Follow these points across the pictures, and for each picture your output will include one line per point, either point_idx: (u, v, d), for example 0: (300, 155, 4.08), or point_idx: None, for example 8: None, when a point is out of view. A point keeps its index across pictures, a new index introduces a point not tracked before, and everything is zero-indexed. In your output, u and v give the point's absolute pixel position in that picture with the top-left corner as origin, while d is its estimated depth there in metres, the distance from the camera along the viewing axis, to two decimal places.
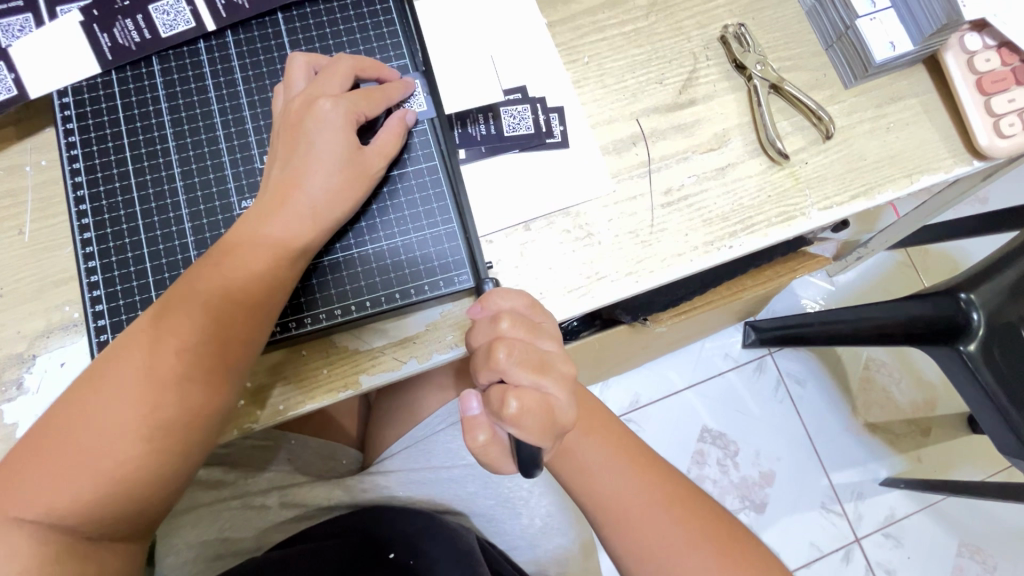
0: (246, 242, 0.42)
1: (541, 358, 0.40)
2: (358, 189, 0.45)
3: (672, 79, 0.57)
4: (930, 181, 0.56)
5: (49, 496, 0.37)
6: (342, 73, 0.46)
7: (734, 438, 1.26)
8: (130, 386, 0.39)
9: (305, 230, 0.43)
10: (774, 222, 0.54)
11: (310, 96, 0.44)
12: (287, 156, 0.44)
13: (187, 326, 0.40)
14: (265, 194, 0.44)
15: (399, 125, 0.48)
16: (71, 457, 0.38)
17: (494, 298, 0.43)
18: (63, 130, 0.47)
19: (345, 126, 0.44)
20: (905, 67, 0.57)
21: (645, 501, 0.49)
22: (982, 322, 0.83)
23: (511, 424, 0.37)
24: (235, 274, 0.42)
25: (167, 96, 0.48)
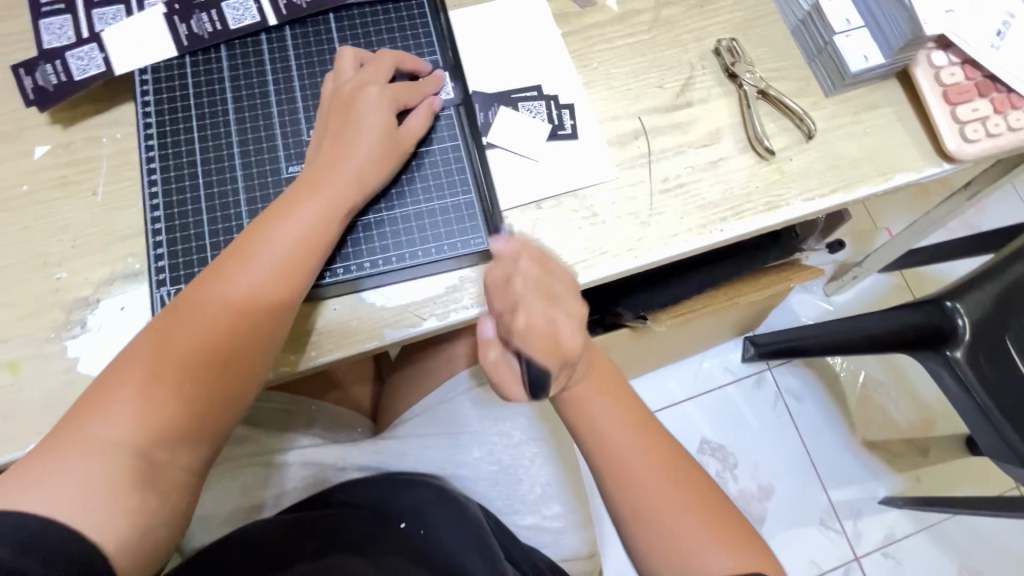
0: (293, 205, 0.48)
1: (552, 293, 0.47)
2: (391, 162, 0.52)
3: (670, 84, 0.64)
4: (902, 179, 0.62)
5: (126, 420, 0.42)
6: (385, 66, 0.54)
7: (733, 450, 1.28)
8: (192, 328, 0.45)
9: (346, 196, 0.50)
10: (761, 210, 0.60)
11: (360, 82, 0.52)
12: (336, 132, 0.51)
13: (242, 275, 0.46)
14: (313, 165, 0.50)
15: (429, 110, 0.55)
16: (149, 386, 0.43)
17: (516, 237, 0.48)
18: (140, 101, 0.55)
19: (388, 108, 0.52)
20: (879, 79, 0.64)
21: (644, 461, 0.52)
22: (967, 328, 0.85)
23: (521, 338, 0.44)
24: (284, 232, 0.48)
25: (231, 77, 0.56)
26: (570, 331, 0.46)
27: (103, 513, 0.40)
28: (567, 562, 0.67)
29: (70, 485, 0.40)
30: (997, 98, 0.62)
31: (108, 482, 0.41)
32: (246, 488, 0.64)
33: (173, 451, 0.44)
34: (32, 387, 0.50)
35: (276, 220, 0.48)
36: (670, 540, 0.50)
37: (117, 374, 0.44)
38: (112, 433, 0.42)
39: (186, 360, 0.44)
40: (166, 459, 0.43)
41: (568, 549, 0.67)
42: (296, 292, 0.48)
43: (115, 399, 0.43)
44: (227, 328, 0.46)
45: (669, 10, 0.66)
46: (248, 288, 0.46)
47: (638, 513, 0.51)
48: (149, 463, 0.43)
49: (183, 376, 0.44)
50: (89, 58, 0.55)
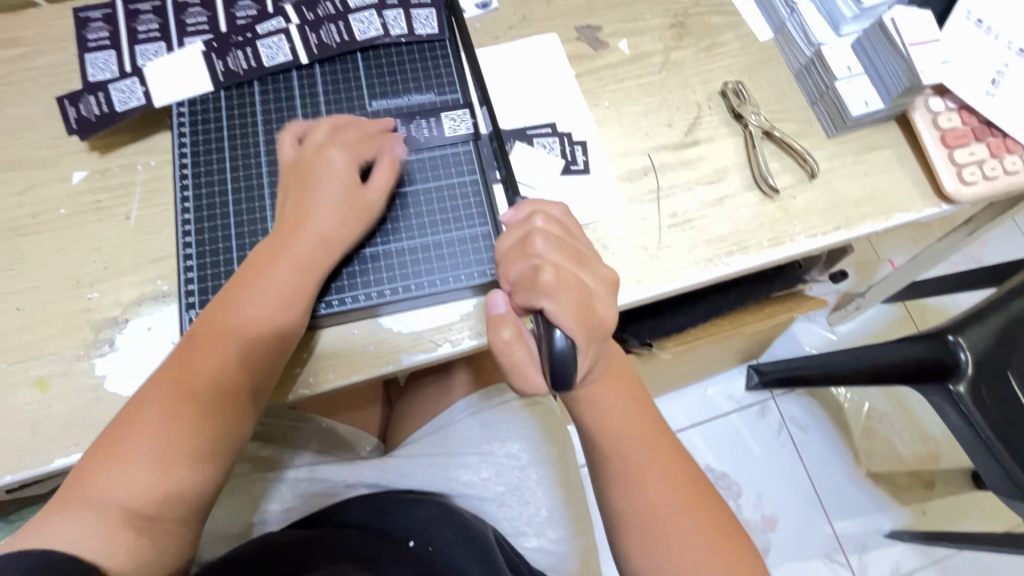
0: (266, 263, 0.50)
1: (578, 253, 0.43)
2: (359, 221, 0.53)
3: (679, 124, 0.67)
4: (902, 218, 0.64)
5: (116, 477, 0.45)
6: (344, 126, 0.55)
7: (737, 479, 1.28)
8: (180, 392, 0.48)
9: (312, 254, 0.51)
10: (766, 246, 0.62)
11: (317, 146, 0.53)
12: (300, 195, 0.52)
13: (224, 333, 0.49)
14: (280, 225, 0.52)
15: (393, 165, 0.55)
16: (137, 443, 0.46)
17: (532, 203, 0.47)
18: (177, 132, 0.58)
19: (348, 167, 0.53)
20: (879, 123, 0.67)
21: (653, 471, 0.50)
22: (970, 362, 0.86)
23: (545, 293, 0.40)
24: (260, 291, 0.49)
25: (263, 112, 0.59)
26: (598, 290, 0.43)
27: (108, 557, 0.43)
28: None
29: (73, 533, 0.43)
30: (993, 142, 0.65)
31: (109, 530, 0.44)
32: (256, 504, 0.65)
33: (169, 495, 0.47)
34: (60, 403, 0.52)
35: (256, 278, 0.50)
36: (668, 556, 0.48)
37: (115, 429, 0.47)
38: (105, 488, 0.45)
39: (178, 411, 0.47)
40: (160, 510, 0.46)
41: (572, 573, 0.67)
42: (282, 343, 0.50)
43: (110, 454, 0.46)
44: (212, 381, 0.48)
45: (678, 53, 0.70)
46: (233, 344, 0.49)
47: (639, 522, 0.49)
48: (140, 513, 0.46)
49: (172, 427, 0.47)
50: (130, 90, 0.58)
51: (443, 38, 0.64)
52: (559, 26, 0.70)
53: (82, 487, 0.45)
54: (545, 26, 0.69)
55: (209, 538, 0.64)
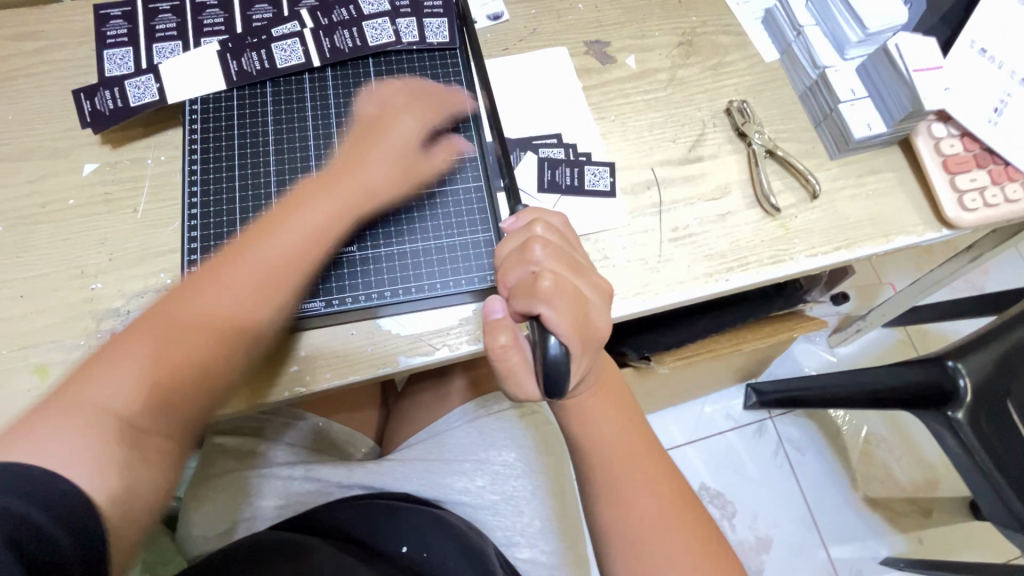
0: (308, 203, 0.52)
1: (575, 261, 0.43)
2: (404, 184, 0.57)
3: (683, 140, 0.68)
4: (903, 241, 0.65)
5: (118, 385, 0.41)
6: (402, 92, 0.59)
7: (732, 499, 1.27)
8: (196, 306, 0.46)
9: (355, 202, 0.54)
10: (766, 263, 0.63)
11: (390, 110, 0.57)
12: (362, 149, 0.56)
13: (255, 261, 0.48)
14: (331, 171, 0.55)
15: (455, 146, 0.60)
16: (145, 354, 0.43)
17: (529, 211, 0.48)
18: (189, 129, 0.59)
19: (412, 136, 0.57)
20: (882, 146, 0.68)
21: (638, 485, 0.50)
22: (969, 390, 0.86)
23: (544, 300, 0.40)
24: (298, 224, 0.51)
25: (274, 112, 0.60)
26: (595, 300, 0.43)
27: (95, 476, 0.38)
28: None
29: (59, 452, 0.37)
30: (995, 170, 0.65)
31: (98, 444, 0.39)
32: (249, 501, 0.65)
33: (156, 422, 0.42)
34: None
35: (288, 216, 0.51)
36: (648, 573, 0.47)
37: (113, 346, 0.43)
38: (102, 400, 0.40)
39: (181, 340, 0.44)
40: (152, 423, 0.42)
41: None
42: (297, 274, 0.50)
43: (107, 369, 0.42)
44: (234, 302, 0.47)
45: (684, 71, 0.71)
46: (263, 268, 0.48)
47: (621, 532, 0.49)
48: (132, 433, 0.41)
49: (173, 350, 0.44)
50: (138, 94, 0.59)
51: (454, 48, 0.65)
52: (568, 39, 0.71)
53: (71, 406, 0.40)
54: (554, 39, 0.71)
55: (198, 534, 0.64)
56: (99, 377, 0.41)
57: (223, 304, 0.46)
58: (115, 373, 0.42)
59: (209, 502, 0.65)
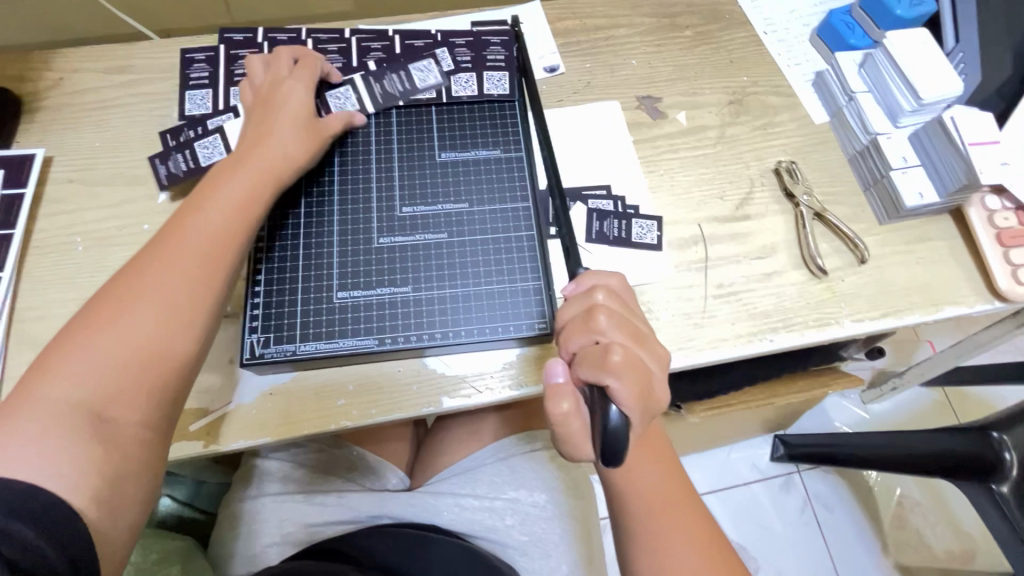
0: (224, 179, 0.54)
1: (637, 330, 0.44)
2: (315, 145, 0.59)
3: (730, 197, 0.69)
4: (953, 311, 0.64)
5: (66, 382, 0.43)
6: (284, 62, 0.62)
7: (755, 556, 1.22)
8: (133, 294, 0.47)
9: (272, 167, 0.55)
10: (811, 325, 0.63)
11: (274, 79, 0.60)
12: (263, 118, 0.58)
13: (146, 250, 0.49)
14: (240, 146, 0.57)
15: (348, 117, 0.62)
16: (86, 347, 0.44)
17: (588, 277, 0.48)
18: None
19: (301, 97, 0.59)
20: (932, 215, 0.68)
21: (682, 539, 0.48)
22: (1016, 462, 0.82)
23: (615, 373, 0.40)
24: (217, 200, 0.52)
25: (341, 154, 0.64)
26: (656, 371, 0.44)
27: (57, 471, 0.40)
28: None
29: (20, 452, 0.39)
30: None
31: (51, 440, 0.41)
32: (281, 524, 0.66)
33: (119, 408, 0.44)
34: None
35: (201, 201, 0.52)
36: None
37: (71, 333, 0.45)
38: (58, 396, 0.42)
39: (83, 320, 0.46)
40: (112, 408, 0.44)
41: None
42: (237, 243, 0.52)
43: (62, 360, 0.44)
44: (178, 280, 0.48)
45: (733, 129, 0.72)
46: (202, 241, 0.50)
47: None
48: (96, 421, 0.43)
49: (128, 328, 0.46)
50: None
51: (512, 99, 0.68)
52: (621, 94, 0.73)
53: (28, 407, 0.42)
54: (607, 93, 0.73)
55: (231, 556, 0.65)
56: (51, 372, 0.43)
57: (124, 279, 0.48)
58: (74, 364, 0.44)
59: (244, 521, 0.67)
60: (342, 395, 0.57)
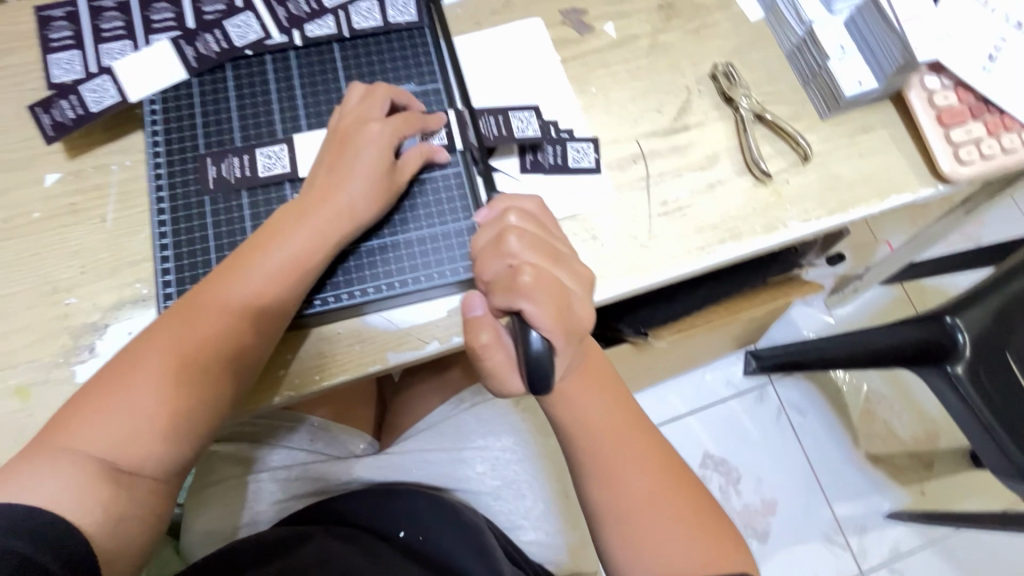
0: (277, 232, 0.50)
1: (552, 249, 0.42)
2: (385, 200, 0.53)
3: (668, 109, 0.65)
4: (898, 200, 0.63)
5: (107, 425, 0.43)
6: (380, 97, 0.55)
7: (735, 465, 1.28)
8: (179, 342, 0.46)
9: (333, 227, 0.50)
10: (758, 232, 0.61)
11: (361, 116, 0.53)
12: (333, 163, 0.52)
13: (199, 294, 0.48)
14: (302, 196, 0.51)
15: (431, 153, 0.56)
16: (130, 394, 0.44)
17: (502, 202, 0.45)
18: (150, 131, 0.56)
19: (385, 143, 0.52)
20: (873, 103, 0.66)
21: (634, 463, 0.48)
22: (969, 343, 0.85)
23: (524, 294, 0.38)
24: (269, 260, 0.49)
25: (238, 106, 0.57)
26: (577, 290, 0.41)
27: (76, 511, 0.41)
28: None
29: (48, 486, 0.41)
30: (990, 120, 0.63)
31: (82, 483, 0.42)
32: (247, 504, 0.65)
33: (146, 461, 0.44)
34: (43, 412, 0.51)
35: (260, 246, 0.49)
36: (652, 552, 0.47)
37: (112, 375, 0.45)
38: (95, 438, 0.43)
39: (125, 366, 0.46)
40: (142, 462, 0.44)
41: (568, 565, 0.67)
42: (282, 305, 0.49)
43: (100, 403, 0.44)
44: (221, 336, 0.47)
45: (665, 36, 0.68)
46: (247, 297, 0.48)
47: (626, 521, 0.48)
48: (118, 473, 0.43)
49: (164, 385, 0.45)
50: (277, 156, 0.56)
51: (423, 26, 0.62)
52: (543, 10, 0.67)
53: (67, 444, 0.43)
54: (528, 10, 0.67)
55: (198, 542, 0.63)
56: (90, 413, 0.44)
57: (168, 332, 0.47)
58: (111, 411, 0.44)
59: (204, 509, 0.64)
60: (281, 365, 0.54)
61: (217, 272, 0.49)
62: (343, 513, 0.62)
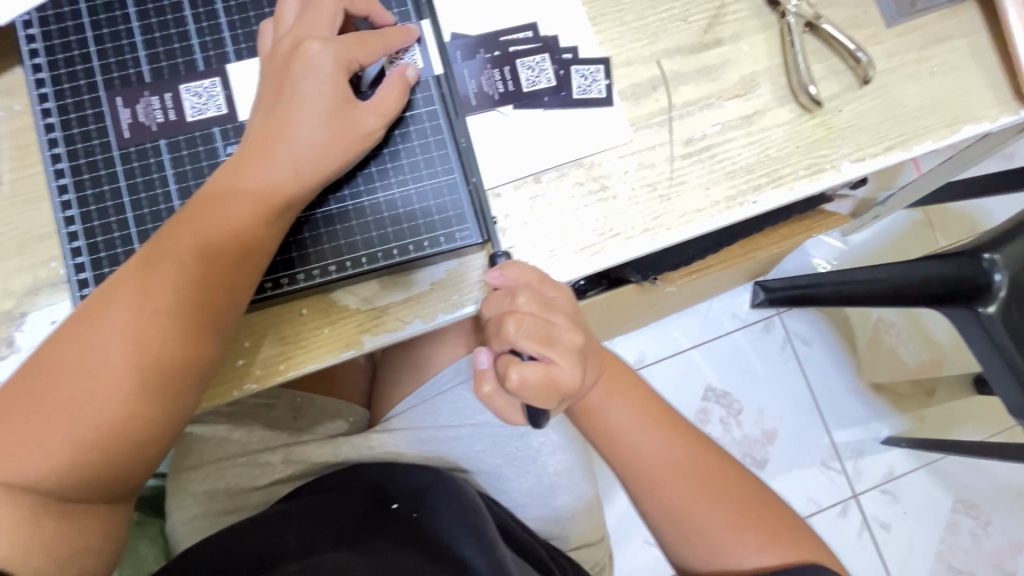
0: (216, 200, 0.39)
1: (550, 330, 0.38)
2: (346, 150, 0.41)
3: (696, 17, 0.52)
4: (971, 130, 0.52)
5: (31, 456, 0.35)
6: (331, 10, 0.42)
7: (738, 398, 1.25)
8: (105, 348, 0.36)
9: (287, 183, 0.40)
10: (800, 174, 0.51)
11: (297, 37, 0.40)
12: (273, 103, 0.41)
13: (122, 284, 0.38)
14: (243, 148, 0.40)
15: (400, 81, 0.44)
16: (54, 415, 0.35)
17: (512, 268, 0.40)
18: (31, 66, 0.44)
19: (335, 72, 0.40)
20: (953, 4, 0.53)
21: (672, 465, 0.48)
22: (1005, 284, 0.75)
23: (512, 394, 0.36)
24: (209, 237, 0.39)
25: (141, 28, 0.44)
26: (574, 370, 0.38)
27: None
28: (579, 550, 0.66)
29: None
30: None
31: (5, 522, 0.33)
32: (233, 488, 0.59)
33: (96, 486, 0.37)
34: None
35: (195, 220, 0.39)
36: (698, 541, 0.47)
37: (32, 384, 0.36)
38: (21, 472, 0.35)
39: (50, 372, 0.36)
40: (91, 488, 0.37)
41: (576, 536, 0.65)
42: (233, 289, 0.39)
43: (35, 417, 0.35)
44: (159, 334, 0.37)
45: None
46: (185, 285, 0.38)
47: (672, 522, 0.48)
48: (59, 502, 0.35)
49: (116, 389, 0.36)
50: (209, 93, 0.44)
51: None
52: None
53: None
54: None
55: (180, 529, 0.58)
56: (18, 433, 0.35)
57: (104, 323, 0.37)
58: (38, 438, 0.35)
59: (181, 494, 0.59)
60: (239, 354, 0.45)
61: (155, 241, 0.39)
62: (332, 486, 0.57)
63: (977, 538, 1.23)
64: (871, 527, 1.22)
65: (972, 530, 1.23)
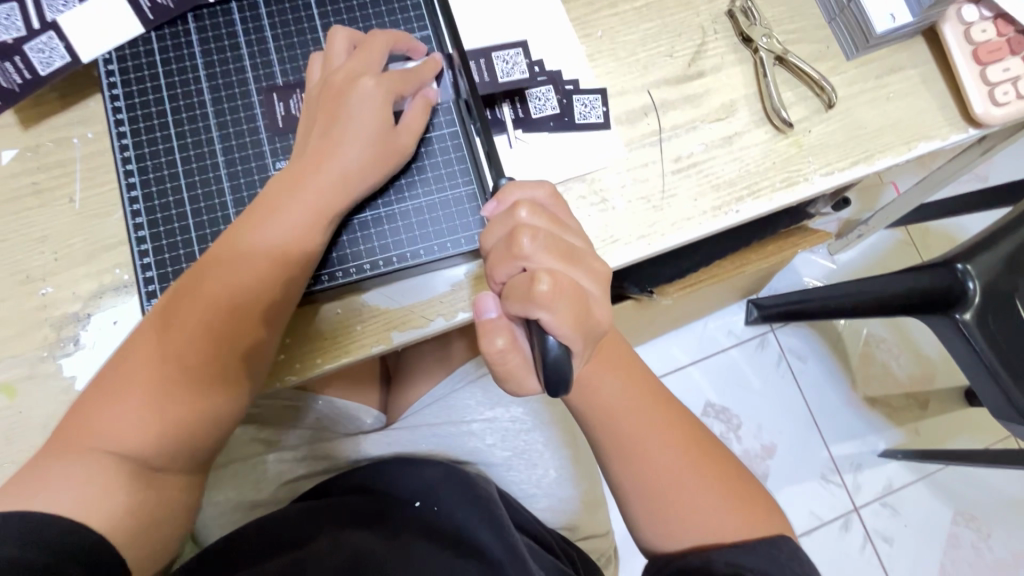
0: (274, 211, 0.45)
1: (569, 248, 0.37)
2: (387, 167, 0.49)
3: (681, 53, 0.60)
4: (926, 147, 0.59)
5: (121, 433, 0.40)
6: (378, 48, 0.49)
7: (737, 412, 1.29)
8: (184, 341, 0.42)
9: (335, 195, 0.46)
10: (778, 187, 0.57)
11: (353, 71, 0.47)
12: (326, 125, 0.46)
13: (194, 286, 0.43)
14: (298, 162, 0.46)
15: (422, 102, 0.51)
16: (138, 398, 0.41)
17: (511, 193, 0.41)
18: (109, 96, 0.50)
19: (383, 104, 0.47)
20: (903, 39, 0.61)
21: (659, 439, 0.51)
22: (978, 291, 0.80)
23: (543, 307, 0.34)
24: (266, 244, 0.44)
25: (205, 64, 0.52)
26: (595, 292, 0.38)
27: (96, 512, 0.38)
28: (586, 541, 0.70)
29: (73, 491, 0.38)
30: None
31: (103, 489, 0.39)
32: (259, 485, 0.63)
33: (175, 459, 0.42)
34: (30, 410, 0.48)
35: (255, 228, 0.45)
36: (680, 519, 0.49)
37: (120, 372, 0.41)
38: (111, 447, 0.40)
39: (133, 361, 0.42)
40: (171, 461, 0.42)
41: (585, 528, 0.69)
42: (285, 289, 0.45)
43: (115, 406, 0.40)
44: (226, 328, 0.43)
45: None
46: (245, 284, 0.44)
47: (655, 498, 0.50)
48: (149, 472, 0.41)
49: (170, 386, 0.41)
50: (269, 115, 0.51)
51: None
52: None
53: (96, 437, 0.40)
54: None
55: (211, 524, 0.62)
56: (112, 413, 0.40)
57: (177, 320, 0.42)
58: (125, 418, 0.40)
59: (210, 495, 0.62)
60: (281, 349, 0.51)
61: (214, 253, 0.45)
62: (359, 483, 0.61)
63: (978, 550, 1.24)
64: (874, 540, 1.24)
65: (973, 542, 1.25)
